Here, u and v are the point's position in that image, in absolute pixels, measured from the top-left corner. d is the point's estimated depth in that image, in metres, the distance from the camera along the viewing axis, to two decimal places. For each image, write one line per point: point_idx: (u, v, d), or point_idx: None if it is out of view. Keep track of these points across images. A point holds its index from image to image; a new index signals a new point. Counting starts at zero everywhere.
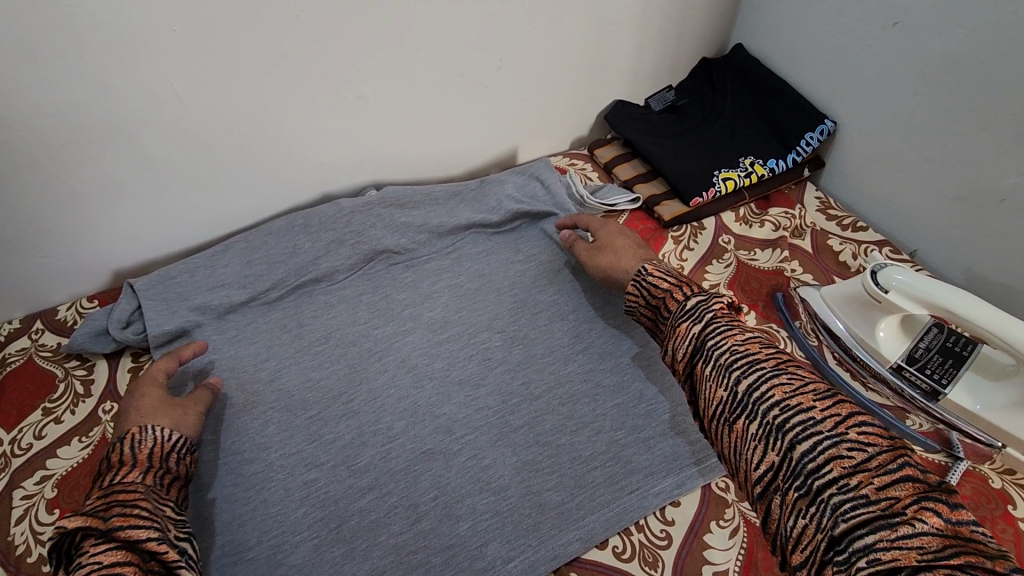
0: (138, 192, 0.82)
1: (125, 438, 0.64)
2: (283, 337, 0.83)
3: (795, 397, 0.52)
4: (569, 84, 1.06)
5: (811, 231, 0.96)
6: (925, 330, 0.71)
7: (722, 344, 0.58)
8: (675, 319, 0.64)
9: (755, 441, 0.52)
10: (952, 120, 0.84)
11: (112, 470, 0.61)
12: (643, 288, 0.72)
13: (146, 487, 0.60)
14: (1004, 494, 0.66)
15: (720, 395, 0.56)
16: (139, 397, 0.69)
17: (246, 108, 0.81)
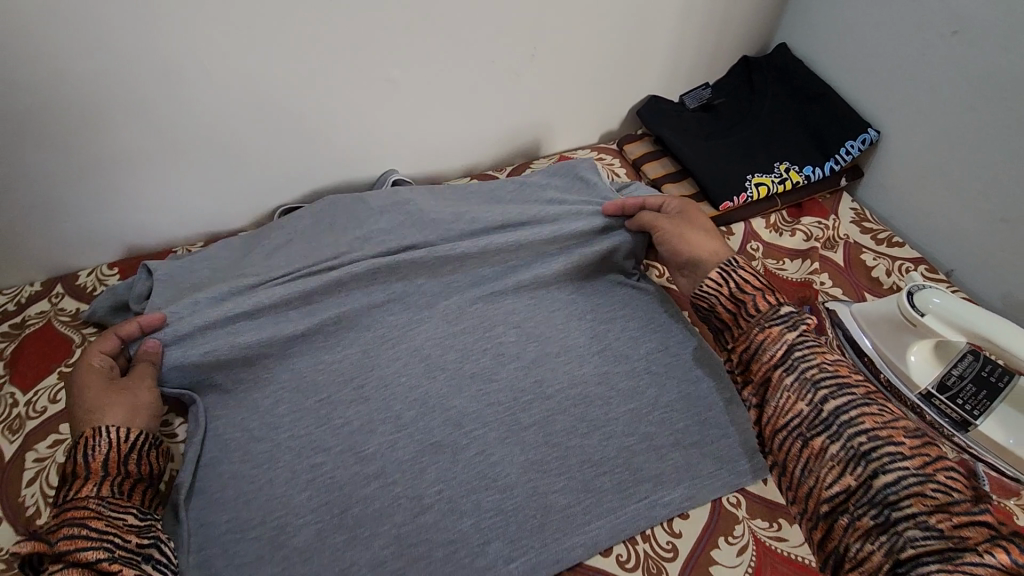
0: (158, 163, 0.81)
1: (77, 446, 0.62)
2: (292, 317, 0.79)
3: (884, 429, 0.56)
4: (605, 74, 1.03)
5: (843, 243, 0.92)
6: (959, 356, 0.68)
7: (812, 362, 0.62)
8: (762, 322, 0.65)
9: (835, 461, 0.56)
10: (1007, 137, 0.80)
11: (68, 481, 0.61)
12: (732, 280, 0.70)
13: (100, 500, 0.60)
14: None
15: (801, 408, 0.60)
16: (83, 391, 0.67)
17: (271, 94, 0.81)
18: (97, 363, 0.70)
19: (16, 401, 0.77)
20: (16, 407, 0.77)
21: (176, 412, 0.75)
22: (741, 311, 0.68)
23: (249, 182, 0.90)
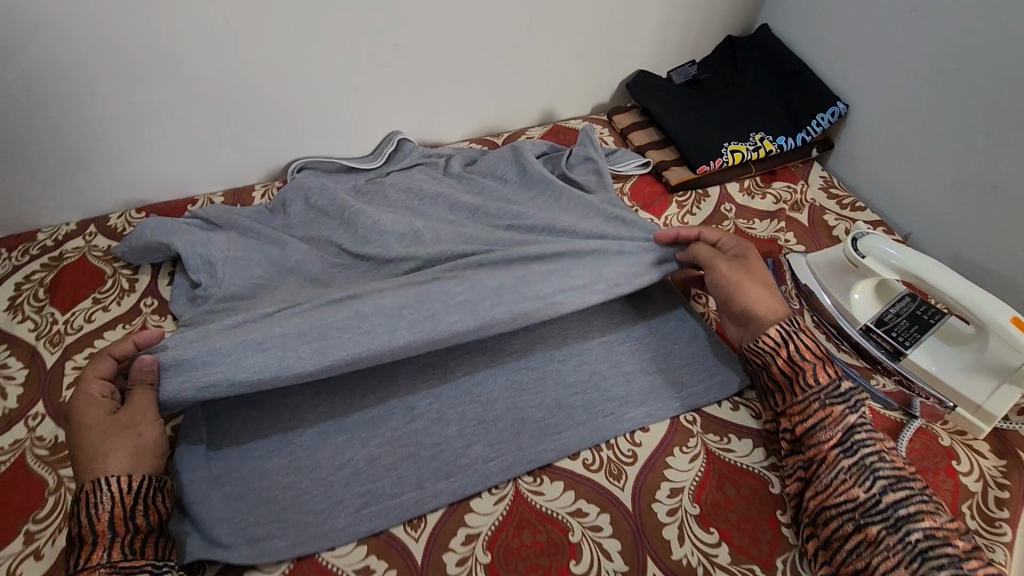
0: (178, 117, 0.96)
1: (78, 504, 0.59)
2: (301, 349, 0.70)
3: (940, 529, 0.60)
4: (595, 50, 1.13)
5: (809, 206, 1.00)
6: (898, 297, 0.76)
7: (872, 450, 0.65)
8: (823, 397, 0.69)
9: (889, 550, 0.59)
10: (956, 106, 0.87)
11: (73, 543, 0.59)
12: (793, 342, 0.72)
13: (111, 567, 0.57)
14: (950, 451, 0.70)
15: (857, 494, 0.63)
16: (83, 431, 0.63)
17: (273, 72, 0.96)
18: (94, 399, 0.66)
19: (55, 319, 0.87)
20: (55, 324, 0.86)
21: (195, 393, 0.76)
22: (797, 378, 0.70)
23: (271, 135, 1.04)
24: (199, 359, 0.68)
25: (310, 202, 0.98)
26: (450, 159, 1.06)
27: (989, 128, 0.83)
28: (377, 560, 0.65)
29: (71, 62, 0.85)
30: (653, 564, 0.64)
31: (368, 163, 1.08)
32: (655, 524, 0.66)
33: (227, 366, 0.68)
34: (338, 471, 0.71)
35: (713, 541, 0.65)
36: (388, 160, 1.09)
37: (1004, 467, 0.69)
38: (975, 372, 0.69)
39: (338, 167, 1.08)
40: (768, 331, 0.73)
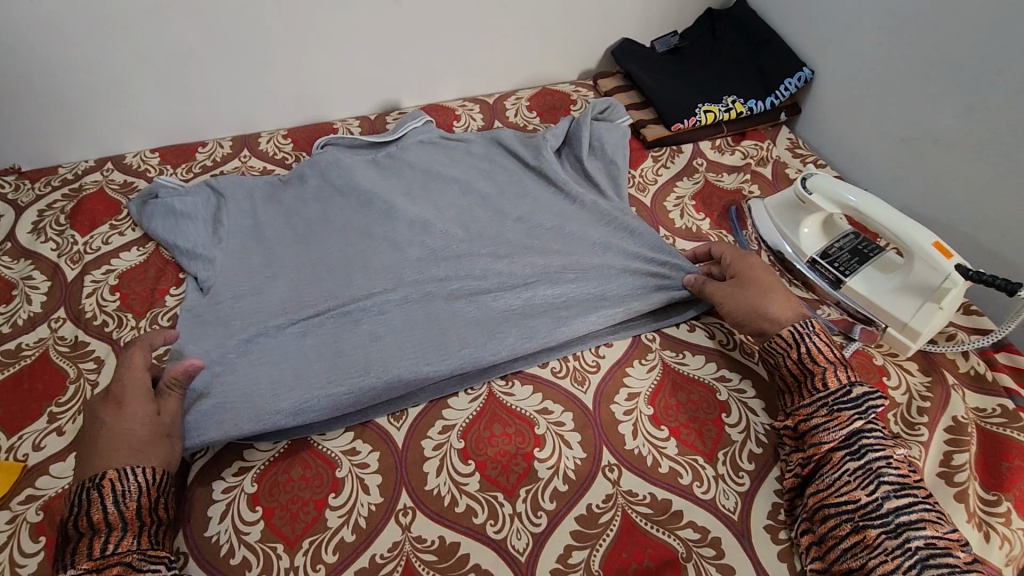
0: (197, 57, 1.03)
1: (99, 492, 0.59)
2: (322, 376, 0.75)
3: (942, 539, 0.57)
4: (583, 15, 1.21)
5: (774, 161, 1.09)
6: (842, 234, 0.86)
7: (880, 454, 0.63)
8: (830, 402, 0.66)
9: (886, 555, 0.57)
10: (902, 66, 0.94)
11: (84, 528, 0.58)
12: (805, 346, 0.70)
13: (140, 552, 0.58)
14: (883, 368, 0.78)
15: (858, 496, 0.61)
16: (122, 422, 0.64)
17: (278, 26, 1.04)
18: (139, 385, 0.67)
19: (76, 241, 0.95)
20: (76, 245, 0.94)
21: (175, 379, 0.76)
22: (806, 381, 0.69)
23: (280, 83, 1.12)
24: (211, 370, 0.75)
25: (327, 180, 0.99)
26: (469, 145, 1.07)
27: (929, 84, 0.91)
28: (364, 442, 0.73)
29: (106, 7, 0.93)
30: (607, 453, 0.72)
31: (384, 136, 1.05)
32: (611, 421, 0.74)
33: (240, 377, 0.75)
34: None
35: (663, 436, 0.73)
36: (406, 132, 1.06)
37: (929, 383, 0.76)
38: (902, 291, 0.77)
39: (362, 142, 1.05)
40: (780, 332, 0.72)
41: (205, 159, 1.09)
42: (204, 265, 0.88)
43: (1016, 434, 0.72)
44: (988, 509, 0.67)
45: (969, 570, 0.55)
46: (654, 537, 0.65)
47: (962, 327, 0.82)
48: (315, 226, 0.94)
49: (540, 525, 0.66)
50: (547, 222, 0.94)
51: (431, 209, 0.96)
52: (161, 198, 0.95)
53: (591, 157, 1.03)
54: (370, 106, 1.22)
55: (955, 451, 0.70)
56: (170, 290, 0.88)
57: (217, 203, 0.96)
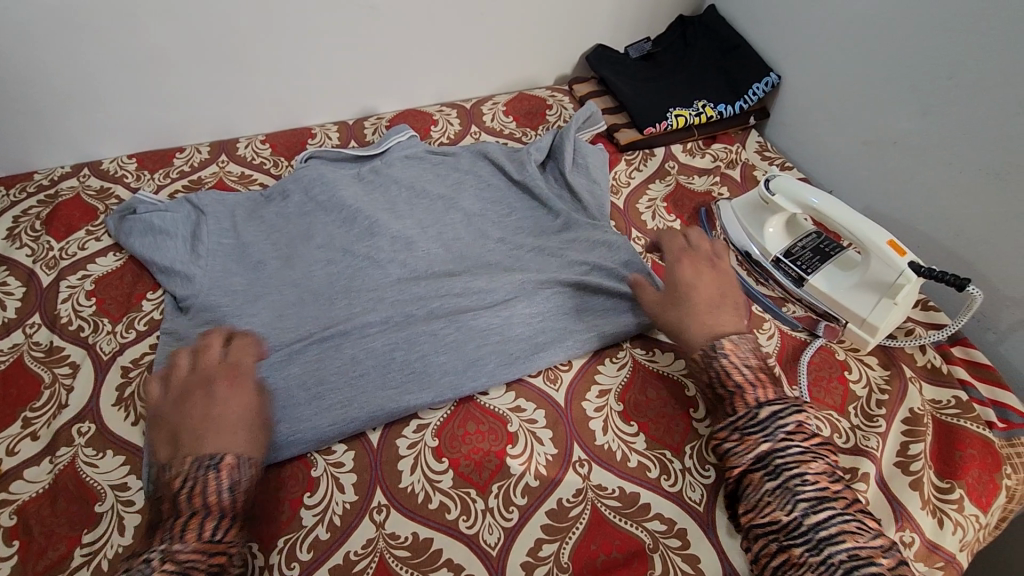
0: (175, 63, 1.04)
1: (217, 474, 0.62)
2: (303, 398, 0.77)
3: (864, 548, 0.56)
4: (558, 22, 1.23)
5: (742, 164, 1.12)
6: (805, 234, 0.90)
7: (795, 472, 0.60)
8: (739, 425, 0.65)
9: (812, 574, 0.56)
10: (862, 71, 0.98)
11: (195, 507, 0.60)
12: (713, 370, 0.69)
13: (233, 546, 0.60)
14: (844, 363, 0.80)
15: (779, 517, 0.59)
16: (232, 402, 0.68)
17: (254, 31, 1.05)
18: (247, 378, 0.72)
19: (51, 246, 0.95)
20: (51, 250, 0.94)
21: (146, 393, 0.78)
22: (720, 407, 0.68)
23: (257, 89, 1.13)
24: None
25: (310, 197, 1.00)
26: (456, 159, 1.08)
27: (887, 88, 0.94)
28: (340, 442, 0.75)
29: (84, 6, 0.94)
30: (578, 448, 0.74)
31: (369, 150, 1.08)
32: (582, 417, 0.76)
33: None
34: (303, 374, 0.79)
35: (631, 432, 0.75)
36: (391, 146, 1.09)
37: (887, 376, 0.79)
38: (859, 288, 0.80)
39: (347, 155, 1.08)
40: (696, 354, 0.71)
41: (183, 165, 1.10)
42: (183, 284, 0.88)
43: (969, 424, 0.75)
44: (941, 496, 0.69)
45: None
46: (622, 530, 0.67)
47: (919, 323, 0.86)
48: (297, 239, 0.95)
49: (512, 519, 0.68)
50: (528, 244, 0.96)
51: (413, 225, 0.97)
52: (139, 214, 0.95)
53: (574, 172, 1.05)
54: (350, 113, 1.24)
55: (911, 441, 0.73)
56: (146, 295, 0.89)
57: (197, 220, 0.96)
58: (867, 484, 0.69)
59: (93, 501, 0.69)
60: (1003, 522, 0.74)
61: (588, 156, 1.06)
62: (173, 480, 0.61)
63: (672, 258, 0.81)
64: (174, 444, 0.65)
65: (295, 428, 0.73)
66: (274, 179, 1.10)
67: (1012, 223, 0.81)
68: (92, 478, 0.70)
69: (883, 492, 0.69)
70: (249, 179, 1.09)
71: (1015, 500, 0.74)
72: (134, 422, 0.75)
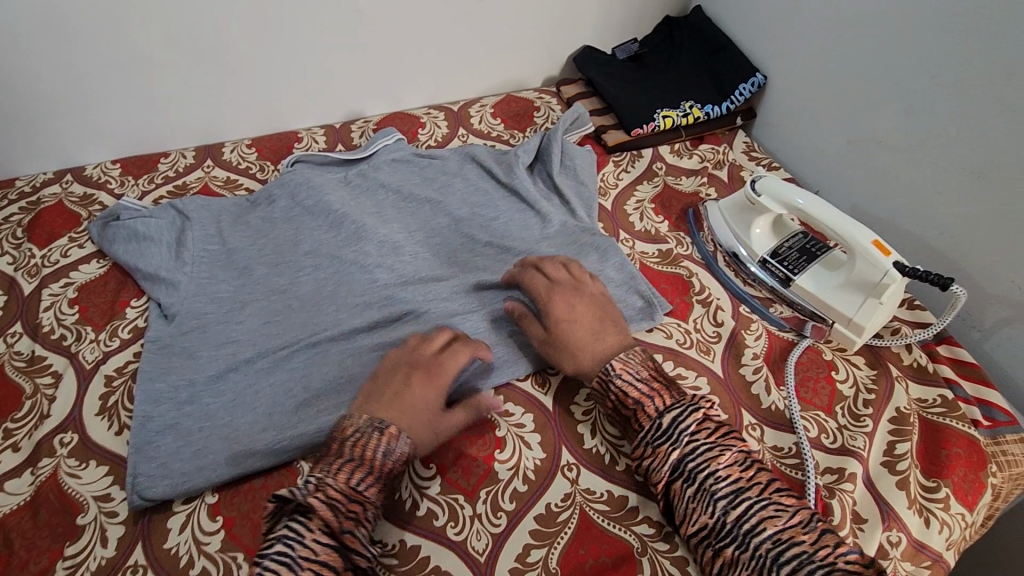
0: (159, 67, 1.03)
1: (382, 437, 0.66)
2: (289, 404, 0.76)
3: (786, 529, 0.58)
4: (545, 24, 1.23)
5: (730, 164, 1.13)
6: (791, 234, 0.90)
7: (709, 472, 0.62)
8: (649, 439, 0.66)
9: (746, 570, 0.57)
10: (847, 71, 0.98)
11: (353, 454, 0.65)
12: (612, 393, 0.70)
13: (370, 502, 0.64)
14: (831, 363, 0.81)
15: (706, 520, 0.61)
16: (422, 394, 0.70)
17: (239, 35, 1.04)
18: (452, 371, 0.74)
19: (33, 254, 0.94)
20: (33, 258, 0.93)
21: (130, 403, 0.77)
22: (630, 424, 0.70)
23: (243, 92, 1.12)
24: (179, 413, 0.75)
25: (297, 201, 1.00)
26: (444, 162, 1.08)
27: (872, 88, 0.95)
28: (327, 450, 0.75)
29: (66, 11, 0.93)
30: (566, 452, 0.73)
31: (356, 154, 1.08)
32: (570, 421, 0.76)
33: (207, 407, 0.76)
34: (289, 381, 0.78)
35: (620, 435, 0.75)
36: (378, 149, 1.09)
37: (874, 375, 0.79)
38: (844, 288, 0.81)
39: (333, 159, 1.07)
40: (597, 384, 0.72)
41: (168, 170, 1.09)
42: (168, 290, 0.87)
43: (954, 422, 0.75)
44: (927, 495, 0.70)
45: (817, 546, 0.57)
46: (610, 534, 0.67)
47: (906, 322, 0.86)
48: (283, 245, 0.94)
49: (500, 525, 0.68)
50: (516, 248, 0.95)
51: (401, 229, 0.97)
52: (122, 220, 0.94)
53: (561, 174, 1.05)
54: (337, 116, 1.23)
55: (897, 441, 0.73)
56: (130, 302, 0.88)
57: (182, 226, 0.95)
58: (853, 484, 0.69)
59: (75, 512, 0.68)
60: (989, 521, 0.75)
61: (575, 158, 1.06)
62: (344, 427, 0.67)
63: (544, 296, 0.79)
64: (361, 400, 0.71)
65: (283, 436, 0.73)
66: (260, 183, 1.09)
67: (996, 222, 0.81)
68: (74, 489, 0.70)
69: (870, 492, 0.69)
70: (235, 184, 1.08)
71: (1000, 497, 0.74)
72: (118, 432, 0.75)
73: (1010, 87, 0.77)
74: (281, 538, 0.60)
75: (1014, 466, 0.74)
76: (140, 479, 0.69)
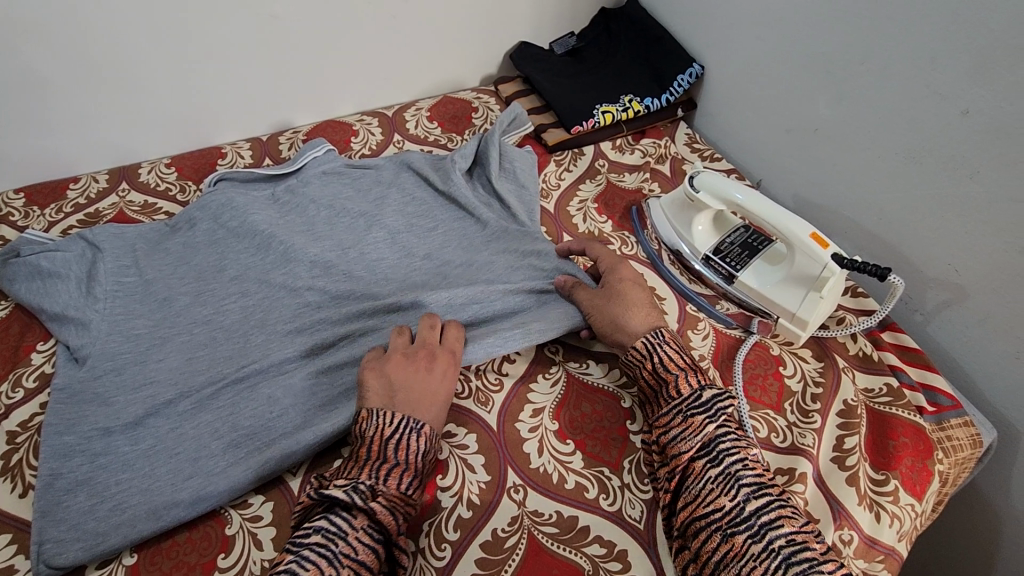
0: (58, 88, 0.95)
1: (420, 436, 0.63)
2: (214, 447, 0.71)
3: (800, 533, 0.56)
4: (478, 19, 1.19)
5: (672, 158, 1.11)
6: (733, 229, 0.89)
7: (737, 457, 0.61)
8: (683, 409, 0.65)
9: (753, 561, 0.54)
10: (781, 60, 0.97)
11: (400, 459, 0.62)
12: (656, 355, 0.69)
13: (417, 503, 0.62)
14: (779, 358, 0.80)
15: (723, 503, 0.58)
16: (440, 382, 0.69)
17: (146, 49, 0.97)
18: (458, 364, 0.73)
19: None
20: None
21: (35, 460, 0.71)
22: (661, 391, 0.68)
23: (158, 109, 1.05)
24: (89, 468, 0.69)
25: (219, 223, 0.93)
26: (378, 171, 1.03)
27: (807, 76, 0.93)
28: (257, 493, 0.70)
29: None
30: (513, 474, 0.70)
31: (284, 168, 1.01)
32: (515, 440, 0.73)
33: (120, 456, 0.70)
34: (214, 422, 0.73)
35: (568, 451, 0.72)
36: (307, 161, 1.03)
37: (821, 368, 0.79)
38: (784, 283, 0.80)
39: (258, 174, 1.01)
40: (634, 343, 0.71)
41: (78, 197, 1.01)
42: (77, 331, 0.80)
43: (901, 411, 0.75)
44: (877, 489, 0.69)
45: (828, 559, 0.54)
46: (560, 558, 0.64)
47: (850, 310, 0.86)
48: (204, 272, 0.88)
49: (444, 558, 0.64)
50: (455, 260, 0.91)
51: (333, 247, 0.91)
52: (23, 257, 0.86)
53: (501, 178, 1.01)
54: (263, 128, 1.16)
55: (847, 435, 0.72)
56: (36, 347, 0.82)
57: (92, 257, 0.88)
58: (804, 484, 0.68)
59: None
60: (938, 506, 0.75)
61: (514, 159, 1.02)
62: (382, 427, 0.63)
63: (613, 262, 0.82)
64: (386, 399, 0.66)
65: (208, 483, 0.68)
66: (181, 206, 1.02)
67: (929, 207, 0.81)
68: None
69: (821, 489, 0.68)
70: (153, 208, 1.01)
71: (948, 483, 0.74)
72: (22, 494, 0.69)
73: (936, 71, 0.76)
74: (320, 529, 0.56)
75: (960, 450, 0.74)
76: (48, 545, 0.64)
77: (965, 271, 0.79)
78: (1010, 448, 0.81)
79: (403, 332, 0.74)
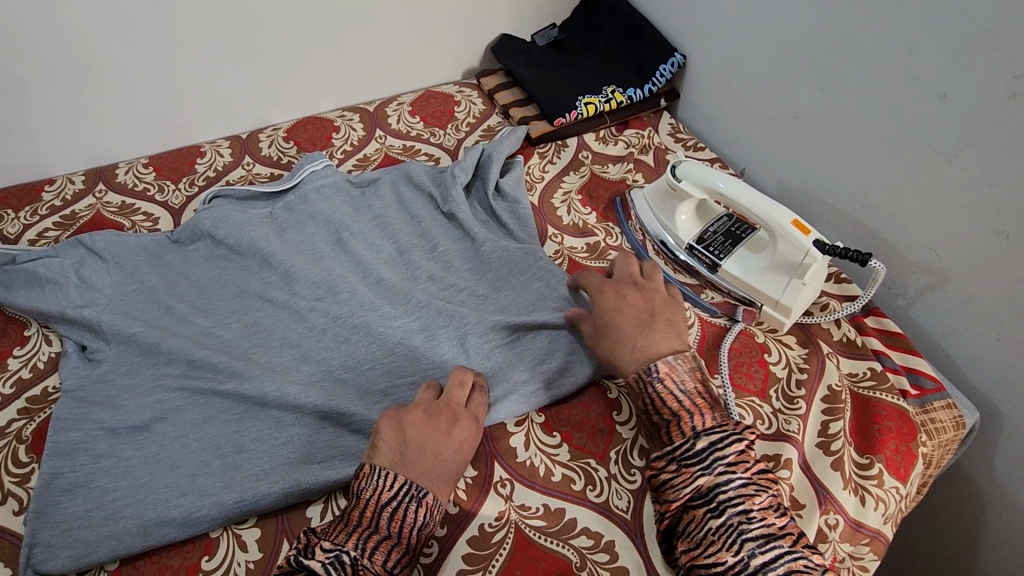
0: (34, 90, 0.95)
1: (420, 507, 0.59)
2: (200, 448, 0.70)
3: None
4: (458, 13, 1.18)
5: (655, 149, 1.11)
6: (716, 218, 0.89)
7: (740, 508, 0.56)
8: (676, 456, 0.60)
9: None
10: (761, 49, 0.97)
11: (393, 530, 0.58)
12: (648, 396, 0.65)
13: None
14: (764, 345, 0.80)
15: (726, 559, 0.55)
16: (456, 449, 0.64)
17: (121, 49, 0.96)
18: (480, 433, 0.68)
19: None
20: None
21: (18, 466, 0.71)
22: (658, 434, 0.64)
23: (136, 110, 1.03)
24: (74, 472, 0.68)
25: (201, 221, 0.92)
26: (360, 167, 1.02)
27: (787, 64, 0.94)
28: None
29: None
30: (500, 468, 0.70)
31: (281, 184, 0.97)
32: (502, 434, 0.73)
33: (104, 459, 0.69)
34: (202, 422, 0.73)
35: (554, 443, 0.72)
36: (304, 175, 0.99)
37: (805, 354, 0.79)
38: (767, 271, 0.80)
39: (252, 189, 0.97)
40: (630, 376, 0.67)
41: (53, 199, 0.99)
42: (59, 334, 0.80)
43: (885, 395, 0.75)
44: (862, 473, 0.70)
45: None
46: (546, 550, 0.64)
47: (834, 296, 0.86)
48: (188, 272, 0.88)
49: (431, 554, 0.64)
50: (440, 255, 0.91)
51: (316, 244, 0.91)
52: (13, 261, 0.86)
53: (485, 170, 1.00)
54: (244, 126, 1.15)
55: (831, 420, 0.72)
56: (13, 352, 0.81)
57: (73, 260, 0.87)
58: (790, 470, 0.68)
59: None
60: (923, 489, 0.76)
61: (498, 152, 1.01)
62: (381, 489, 0.59)
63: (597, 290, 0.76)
64: (397, 453, 0.62)
65: (195, 484, 0.67)
66: (160, 205, 1.00)
67: (909, 192, 0.82)
68: None
69: (806, 474, 0.69)
70: (131, 209, 0.99)
71: (932, 465, 0.75)
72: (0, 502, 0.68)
73: (912, 57, 0.77)
74: None
75: (943, 432, 0.74)
76: (38, 549, 0.64)
77: (946, 255, 0.80)
78: (993, 429, 0.81)
79: (430, 388, 0.70)
